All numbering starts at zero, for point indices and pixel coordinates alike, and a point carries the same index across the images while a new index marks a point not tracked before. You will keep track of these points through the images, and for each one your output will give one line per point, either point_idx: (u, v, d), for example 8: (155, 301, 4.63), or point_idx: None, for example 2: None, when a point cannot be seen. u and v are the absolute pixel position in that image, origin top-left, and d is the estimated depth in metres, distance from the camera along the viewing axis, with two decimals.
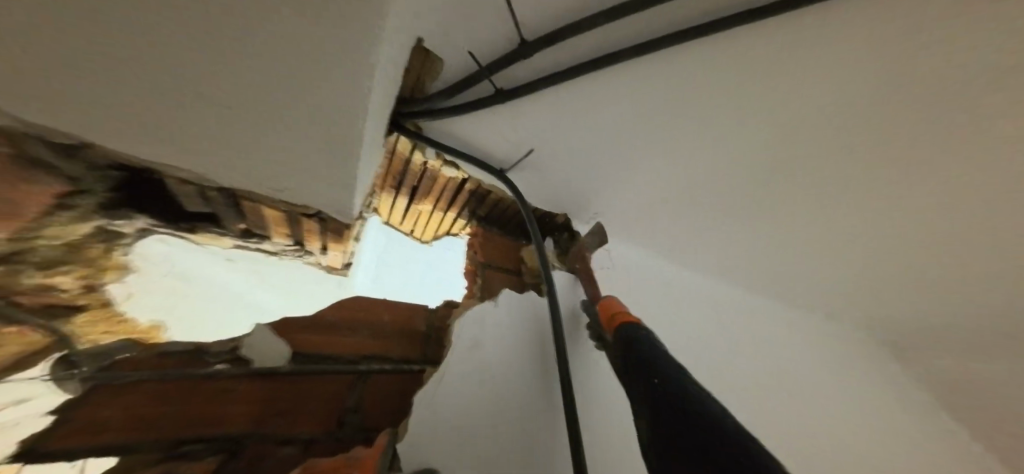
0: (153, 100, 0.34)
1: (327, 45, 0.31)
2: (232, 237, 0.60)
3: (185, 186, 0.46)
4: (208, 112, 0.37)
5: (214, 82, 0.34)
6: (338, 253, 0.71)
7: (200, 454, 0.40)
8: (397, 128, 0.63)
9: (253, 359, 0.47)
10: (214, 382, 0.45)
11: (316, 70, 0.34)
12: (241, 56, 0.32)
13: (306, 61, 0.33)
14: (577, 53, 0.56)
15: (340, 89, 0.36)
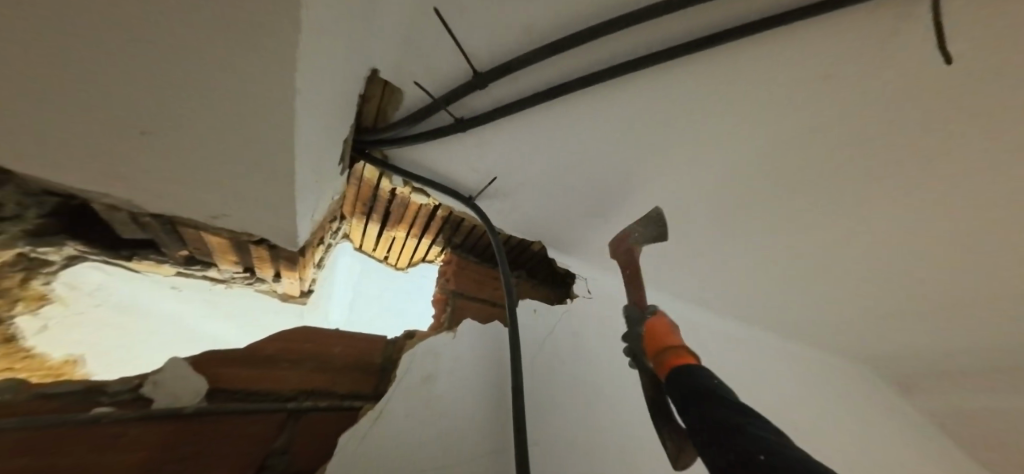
0: (49, 122, 0.32)
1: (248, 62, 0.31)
2: (173, 264, 0.57)
3: (117, 212, 0.44)
4: (131, 136, 0.35)
5: (132, 103, 0.32)
6: (295, 280, 0.66)
7: None
8: (360, 155, 0.62)
9: (155, 398, 0.39)
10: (97, 430, 0.35)
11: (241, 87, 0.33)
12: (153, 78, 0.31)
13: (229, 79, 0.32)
14: (532, 82, 0.57)
15: (269, 107, 0.35)
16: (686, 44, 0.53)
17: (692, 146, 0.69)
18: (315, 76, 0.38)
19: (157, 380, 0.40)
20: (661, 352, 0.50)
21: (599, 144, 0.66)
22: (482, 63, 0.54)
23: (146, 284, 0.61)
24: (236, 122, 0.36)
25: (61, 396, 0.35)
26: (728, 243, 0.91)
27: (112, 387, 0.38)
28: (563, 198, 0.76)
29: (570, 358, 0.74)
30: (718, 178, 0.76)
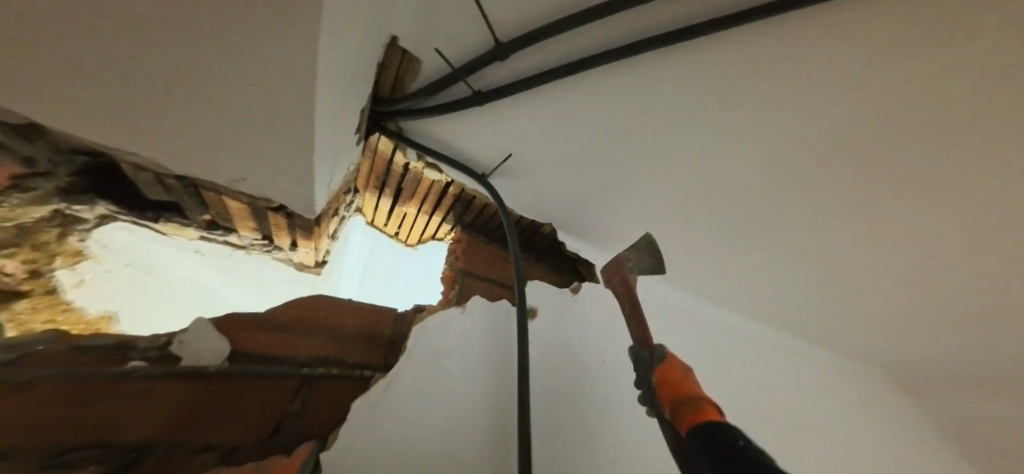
0: (72, 78, 0.32)
1: (272, 18, 0.30)
2: (196, 228, 0.58)
3: (147, 173, 0.46)
4: (153, 94, 0.35)
5: (153, 60, 0.32)
6: (310, 250, 0.68)
7: (90, 463, 0.33)
8: (375, 126, 0.61)
9: (182, 356, 0.42)
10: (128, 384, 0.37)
11: (264, 46, 0.33)
12: (175, 32, 0.30)
13: (253, 38, 0.32)
14: (556, 54, 0.55)
15: (291, 67, 0.34)
16: (726, 18, 0.50)
17: (717, 131, 0.66)
18: (339, 40, 0.37)
19: (183, 340, 0.42)
20: (679, 404, 0.40)
21: (620, 124, 0.64)
22: (505, 32, 0.52)
23: (171, 247, 0.63)
24: (257, 84, 0.36)
25: (96, 350, 0.37)
26: (745, 237, 0.88)
27: (140, 344, 0.40)
28: (579, 180, 0.74)
29: (580, 342, 0.73)
30: (744, 167, 0.73)
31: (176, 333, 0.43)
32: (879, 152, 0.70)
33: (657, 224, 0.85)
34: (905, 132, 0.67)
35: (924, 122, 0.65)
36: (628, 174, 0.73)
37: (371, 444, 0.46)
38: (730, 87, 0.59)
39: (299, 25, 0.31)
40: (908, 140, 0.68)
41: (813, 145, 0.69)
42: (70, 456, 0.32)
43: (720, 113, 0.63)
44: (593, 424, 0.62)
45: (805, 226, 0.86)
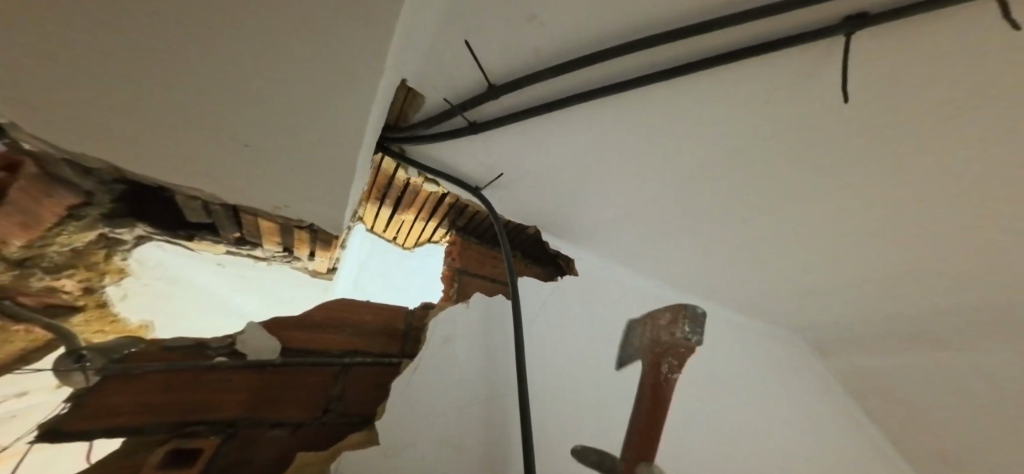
0: (170, 130, 0.42)
1: (331, 97, 0.40)
2: (227, 244, 0.65)
3: (195, 202, 0.53)
4: (228, 144, 0.44)
5: (235, 121, 0.42)
6: (326, 258, 0.77)
7: (204, 432, 0.49)
8: (381, 149, 0.71)
9: (248, 354, 0.54)
10: (213, 375, 0.52)
11: (319, 114, 0.42)
12: (256, 105, 0.40)
13: (313, 110, 0.41)
14: (538, 95, 0.66)
15: (340, 128, 0.44)
16: (668, 70, 0.59)
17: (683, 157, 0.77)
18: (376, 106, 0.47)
19: (243, 340, 0.55)
20: None
21: (596, 147, 0.76)
22: (496, 78, 0.63)
23: (197, 261, 0.70)
24: (311, 139, 0.45)
25: (180, 348, 0.51)
26: (720, 241, 0.99)
27: (213, 343, 0.54)
28: (560, 192, 0.86)
29: (557, 327, 0.88)
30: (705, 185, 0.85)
31: (237, 334, 0.56)
32: (839, 174, 0.78)
33: (634, 230, 0.97)
34: (862, 161, 0.75)
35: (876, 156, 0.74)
36: (605, 188, 0.86)
37: (402, 420, 0.58)
38: (687, 124, 0.70)
39: (347, 104, 0.41)
40: (859, 169, 0.77)
41: (775, 168, 0.78)
42: (190, 428, 0.48)
43: (680, 143, 0.74)
44: (567, 390, 0.80)
45: (774, 234, 0.95)
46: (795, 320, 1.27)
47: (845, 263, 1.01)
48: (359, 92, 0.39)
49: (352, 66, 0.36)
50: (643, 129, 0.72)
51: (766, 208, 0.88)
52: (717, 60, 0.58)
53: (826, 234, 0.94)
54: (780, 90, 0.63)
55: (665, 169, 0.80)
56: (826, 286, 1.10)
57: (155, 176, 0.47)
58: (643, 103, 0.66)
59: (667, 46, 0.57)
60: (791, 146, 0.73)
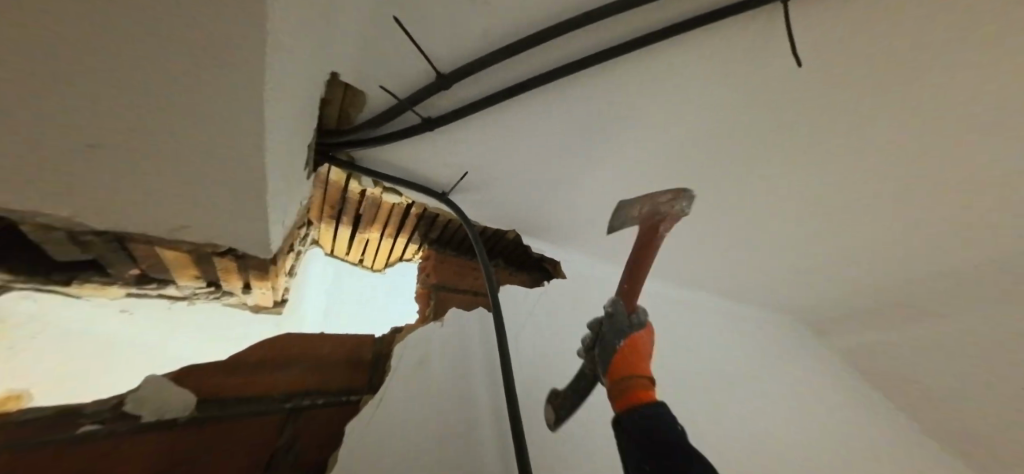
0: None
1: (203, 82, 0.29)
2: (124, 284, 0.52)
3: (54, 233, 0.39)
4: (73, 165, 0.32)
5: (67, 133, 0.30)
6: (267, 290, 0.63)
7: None
8: (325, 159, 0.59)
9: (144, 414, 0.41)
10: (92, 446, 0.37)
11: (196, 111, 0.31)
12: (94, 106, 0.28)
13: (184, 105, 0.30)
14: (498, 80, 0.57)
15: (231, 124, 0.33)
16: (631, 42, 0.54)
17: (669, 133, 0.69)
18: (286, 94, 0.36)
19: (138, 397, 0.41)
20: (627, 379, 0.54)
21: (573, 135, 0.68)
22: (445, 64, 0.53)
23: (91, 308, 0.56)
24: (194, 144, 0.34)
25: (37, 419, 0.36)
26: (723, 224, 0.91)
27: (90, 408, 0.39)
28: (539, 188, 0.77)
29: (552, 333, 0.78)
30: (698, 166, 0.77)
31: (129, 392, 0.41)
32: (831, 141, 0.73)
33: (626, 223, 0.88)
34: (851, 123, 0.71)
35: (863, 117, 0.70)
36: (590, 177, 0.77)
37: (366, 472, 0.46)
38: (669, 98, 0.63)
39: (238, 88, 0.30)
40: (853, 132, 0.72)
41: (765, 140, 0.72)
42: None
43: (662, 122, 0.67)
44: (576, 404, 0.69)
45: (773, 212, 0.89)
46: (797, 303, 1.22)
47: (844, 234, 0.97)
48: (246, 70, 0.28)
49: (219, 35, 0.26)
50: (622, 108, 0.64)
51: (767, 179, 0.81)
52: (684, 27, 0.53)
53: (824, 208, 0.88)
54: (758, 52, 0.59)
55: (652, 151, 0.73)
56: (823, 261, 1.06)
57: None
58: (616, 80, 0.60)
59: (627, 14, 0.52)
60: (779, 116, 0.68)
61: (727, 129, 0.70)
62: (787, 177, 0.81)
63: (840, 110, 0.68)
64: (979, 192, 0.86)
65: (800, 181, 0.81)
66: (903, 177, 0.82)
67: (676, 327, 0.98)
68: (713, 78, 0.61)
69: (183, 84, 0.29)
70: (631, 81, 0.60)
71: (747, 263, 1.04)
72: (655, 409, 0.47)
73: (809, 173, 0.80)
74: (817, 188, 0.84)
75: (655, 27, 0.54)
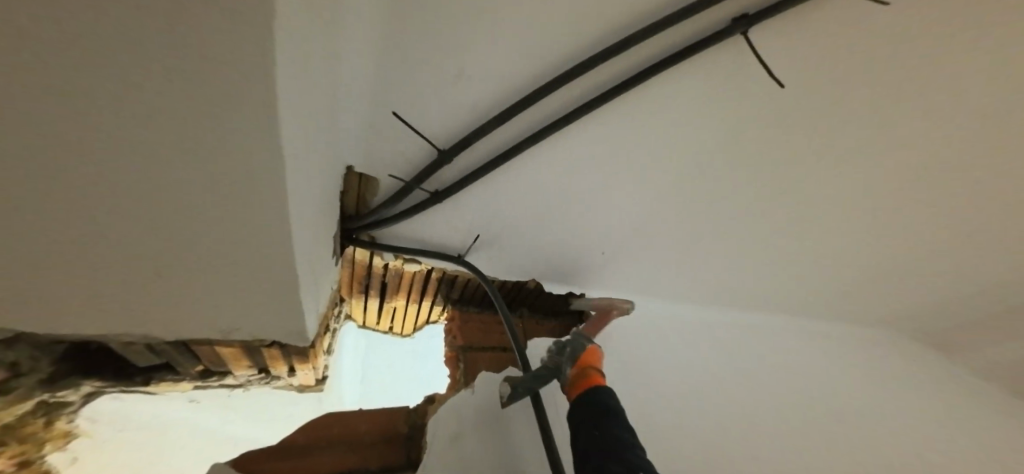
0: (65, 292, 0.36)
1: (233, 213, 0.34)
2: (190, 380, 0.59)
3: (134, 346, 0.46)
4: (138, 289, 0.38)
5: (133, 265, 0.36)
6: (309, 370, 0.69)
7: None
8: (349, 241, 0.65)
9: None
10: None
11: (229, 233, 0.36)
12: (150, 240, 0.34)
13: (220, 230, 0.36)
14: (492, 146, 0.62)
15: (258, 241, 0.38)
16: (612, 89, 0.57)
17: (670, 165, 0.69)
18: (306, 203, 0.42)
19: None
20: (586, 368, 0.59)
21: (574, 182, 0.69)
22: (443, 141, 0.59)
23: (164, 401, 0.64)
24: (231, 260, 0.39)
25: None
26: (744, 241, 0.88)
27: None
28: (551, 237, 0.78)
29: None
30: (709, 191, 0.75)
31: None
32: (837, 138, 0.72)
33: (645, 256, 0.87)
34: (856, 119, 0.69)
35: (868, 110, 0.68)
36: (599, 218, 0.77)
37: None
38: (661, 133, 0.64)
39: (263, 209, 0.35)
40: (863, 126, 0.70)
41: (771, 150, 0.71)
42: None
43: (661, 155, 0.67)
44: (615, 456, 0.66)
45: (795, 218, 0.86)
46: (839, 302, 1.16)
47: (872, 227, 0.93)
48: (267, 198, 0.34)
49: (242, 174, 0.31)
50: (616, 148, 0.66)
51: (780, 192, 0.79)
52: (663, 65, 0.55)
53: (842, 205, 0.86)
54: (743, 72, 0.59)
55: (657, 184, 0.72)
56: (859, 256, 1.01)
57: (69, 331, 0.40)
58: (606, 124, 0.62)
59: (605, 63, 0.55)
60: (778, 126, 0.68)
61: (728, 150, 0.69)
62: (800, 183, 0.78)
63: (844, 106, 0.66)
64: (1002, 161, 0.83)
65: (812, 184, 0.79)
66: (921, 161, 0.80)
67: (707, 349, 0.97)
68: (703, 105, 0.62)
69: (221, 216, 0.34)
70: (619, 123, 0.62)
71: (776, 274, 1.00)
72: (604, 395, 0.53)
73: (822, 174, 0.77)
74: (830, 188, 0.81)
75: (633, 70, 0.57)
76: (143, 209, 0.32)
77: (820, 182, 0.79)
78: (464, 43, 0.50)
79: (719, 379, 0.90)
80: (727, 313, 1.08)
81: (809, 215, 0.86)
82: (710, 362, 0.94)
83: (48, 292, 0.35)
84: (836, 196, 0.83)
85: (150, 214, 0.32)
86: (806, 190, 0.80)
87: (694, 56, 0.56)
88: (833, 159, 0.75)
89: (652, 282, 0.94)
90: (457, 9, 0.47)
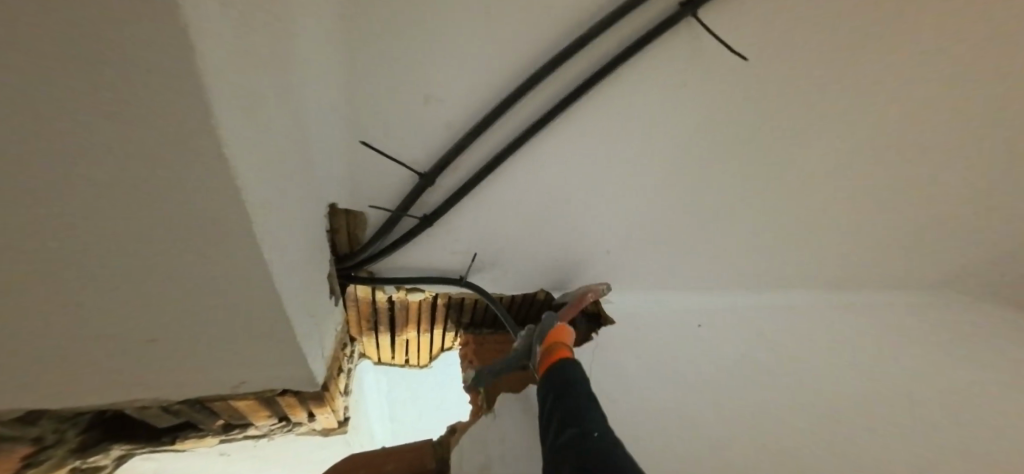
0: (66, 366, 0.37)
1: (203, 271, 0.34)
2: (215, 435, 0.60)
3: (150, 409, 0.47)
4: (132, 357, 0.39)
5: (120, 335, 0.37)
6: (328, 413, 0.69)
7: None
8: (348, 279, 0.66)
9: None
10: None
11: (205, 292, 0.36)
12: (131, 310, 0.35)
13: (196, 291, 0.36)
14: (472, 162, 0.61)
15: (235, 297, 0.38)
16: (581, 86, 0.55)
17: (665, 150, 0.65)
18: (286, 249, 0.42)
19: None
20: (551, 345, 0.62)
21: (564, 184, 0.67)
22: (422, 166, 0.58)
23: (196, 457, 0.65)
24: (214, 318, 0.39)
25: None
26: (774, 217, 0.80)
27: None
28: (553, 244, 0.75)
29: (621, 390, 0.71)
30: (716, 170, 0.69)
31: None
32: (863, 96, 0.63)
33: (660, 248, 0.81)
34: (886, 69, 0.59)
35: (903, 57, 0.58)
36: (600, 216, 0.73)
37: None
38: (647, 119, 0.61)
39: (232, 264, 0.34)
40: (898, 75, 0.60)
41: (781, 120, 0.64)
42: None
43: (651, 140, 0.63)
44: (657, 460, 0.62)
45: (828, 189, 0.76)
46: (909, 277, 1.00)
47: (935, 190, 0.79)
48: (231, 253, 0.33)
49: (199, 233, 0.31)
50: (602, 143, 0.63)
51: (805, 158, 0.70)
52: (630, 51, 0.52)
53: (888, 169, 0.74)
54: (727, 41, 0.54)
55: (655, 172, 0.68)
56: (926, 225, 0.86)
57: (84, 403, 0.42)
58: (585, 121, 0.60)
59: (569, 63, 0.54)
60: (784, 94, 0.60)
61: (729, 123, 0.63)
62: (829, 146, 0.69)
63: (865, 57, 0.58)
64: None
65: (845, 145, 0.69)
66: (988, 107, 0.66)
67: (753, 341, 0.87)
68: (687, 85, 0.58)
69: (193, 276, 0.35)
70: (598, 118, 0.60)
71: (823, 249, 0.89)
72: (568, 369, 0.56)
73: (855, 134, 0.68)
74: (870, 148, 0.70)
75: (602, 62, 0.55)
76: (121, 279, 0.33)
77: (854, 141, 0.69)
78: (423, 68, 0.51)
79: (768, 371, 0.82)
80: (772, 299, 0.97)
81: (849, 179, 0.75)
82: (758, 355, 0.85)
83: (51, 369, 0.37)
84: (881, 155, 0.72)
85: (128, 281, 0.33)
86: (842, 155, 0.70)
87: (664, 36, 0.53)
88: (865, 115, 0.65)
89: (674, 276, 0.87)
90: (410, 35, 0.48)
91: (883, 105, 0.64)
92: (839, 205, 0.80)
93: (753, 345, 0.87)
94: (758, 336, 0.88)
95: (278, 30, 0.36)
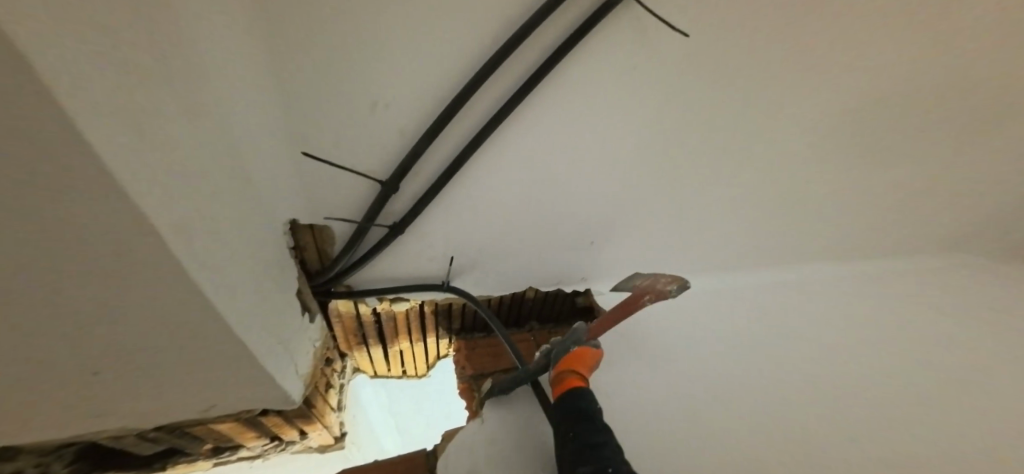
0: (25, 405, 0.38)
1: (130, 307, 0.33)
2: (205, 458, 0.60)
3: (125, 438, 0.48)
4: (85, 392, 0.39)
5: (68, 373, 0.36)
6: (320, 431, 0.68)
7: None
8: (325, 295, 0.66)
9: None
10: None
11: (142, 327, 0.35)
12: (65, 350, 0.34)
13: (130, 327, 0.35)
14: (435, 164, 0.58)
15: (178, 329, 0.36)
16: (539, 71, 0.51)
17: (640, 133, 0.61)
18: (239, 270, 0.42)
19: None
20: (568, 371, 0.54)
21: (538, 178, 0.63)
22: (383, 174, 0.57)
23: None
24: (161, 350, 0.38)
25: None
26: (759, 194, 0.77)
27: None
28: (534, 243, 0.72)
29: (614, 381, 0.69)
30: (696, 150, 0.66)
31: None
32: (834, 56, 0.60)
33: (647, 235, 0.78)
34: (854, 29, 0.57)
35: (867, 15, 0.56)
36: (578, 208, 0.70)
37: None
38: (615, 102, 0.57)
39: (160, 297, 0.33)
40: (866, 34, 0.58)
41: (752, 92, 0.61)
42: None
43: (623, 124, 0.60)
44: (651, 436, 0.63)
45: (807, 156, 0.73)
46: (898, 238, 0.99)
47: (908, 148, 0.79)
48: (155, 286, 0.32)
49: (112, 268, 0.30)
50: (570, 131, 0.59)
51: (784, 131, 0.68)
52: (583, 31, 0.48)
53: (865, 130, 0.72)
54: (691, 16, 0.51)
55: (632, 157, 0.64)
56: (904, 185, 0.86)
57: (53, 436, 0.43)
58: (549, 109, 0.56)
59: (519, 50, 0.50)
60: (752, 63, 0.57)
61: (702, 102, 0.60)
62: (809, 114, 0.66)
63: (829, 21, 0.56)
64: None
65: (825, 111, 0.66)
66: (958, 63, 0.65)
67: (737, 319, 0.89)
68: (653, 61, 0.54)
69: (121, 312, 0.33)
70: (561, 105, 0.56)
71: (809, 221, 0.88)
72: (580, 399, 0.49)
73: (832, 99, 0.65)
74: (851, 109, 0.67)
75: (557, 45, 0.51)
76: (30, 327, 0.31)
77: (833, 107, 0.66)
78: (367, 74, 0.49)
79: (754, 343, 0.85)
80: (762, 276, 0.97)
81: (832, 145, 0.73)
82: (743, 329, 0.87)
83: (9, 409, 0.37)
84: (861, 116, 0.69)
85: (41, 328, 0.31)
86: (820, 122, 0.68)
87: (625, 9, 0.49)
88: (839, 77, 0.63)
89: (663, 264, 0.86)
90: (345, 43, 0.46)
91: (860, 64, 0.61)
92: (821, 175, 0.78)
93: (738, 322, 0.89)
94: (741, 315, 0.90)
95: (188, 51, 0.35)
